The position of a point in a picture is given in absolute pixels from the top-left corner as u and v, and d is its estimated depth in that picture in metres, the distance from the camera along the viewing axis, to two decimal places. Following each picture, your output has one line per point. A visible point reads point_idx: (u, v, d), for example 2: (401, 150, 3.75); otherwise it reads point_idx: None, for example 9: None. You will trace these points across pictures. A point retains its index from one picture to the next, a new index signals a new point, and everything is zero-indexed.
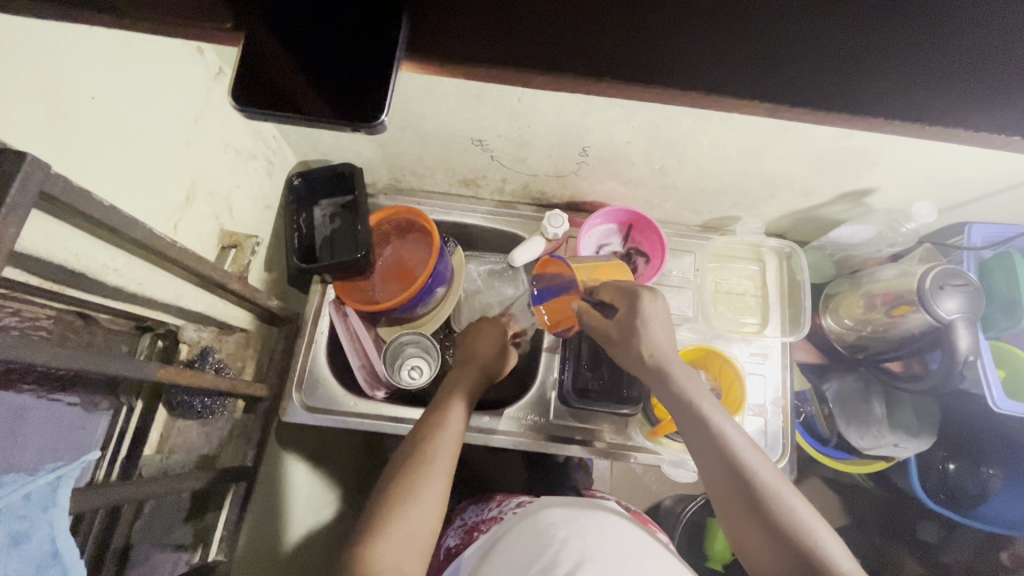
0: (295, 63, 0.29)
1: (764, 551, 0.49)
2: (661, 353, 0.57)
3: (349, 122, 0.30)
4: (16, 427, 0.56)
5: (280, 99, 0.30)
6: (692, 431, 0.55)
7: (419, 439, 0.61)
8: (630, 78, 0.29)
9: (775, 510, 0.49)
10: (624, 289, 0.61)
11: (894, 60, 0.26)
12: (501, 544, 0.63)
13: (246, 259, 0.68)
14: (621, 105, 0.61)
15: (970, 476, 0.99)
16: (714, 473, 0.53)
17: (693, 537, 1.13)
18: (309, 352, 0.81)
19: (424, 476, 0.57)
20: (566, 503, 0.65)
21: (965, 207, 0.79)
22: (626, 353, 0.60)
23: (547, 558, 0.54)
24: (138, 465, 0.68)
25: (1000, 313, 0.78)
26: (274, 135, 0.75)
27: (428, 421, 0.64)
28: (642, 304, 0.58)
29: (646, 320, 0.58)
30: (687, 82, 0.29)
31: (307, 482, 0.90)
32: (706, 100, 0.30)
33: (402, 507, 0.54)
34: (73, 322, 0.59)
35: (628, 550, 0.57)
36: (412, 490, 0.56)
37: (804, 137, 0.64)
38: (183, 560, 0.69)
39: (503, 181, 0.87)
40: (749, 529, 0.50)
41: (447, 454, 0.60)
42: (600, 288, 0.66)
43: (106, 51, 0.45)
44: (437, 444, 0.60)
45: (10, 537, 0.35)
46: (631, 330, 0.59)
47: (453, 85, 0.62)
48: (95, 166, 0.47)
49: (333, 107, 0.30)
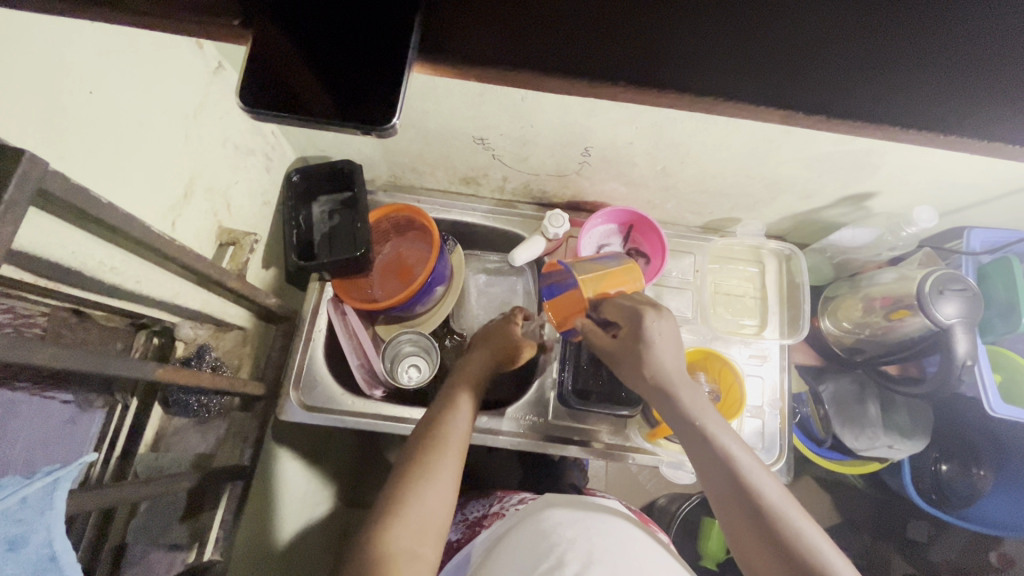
0: (305, 62, 0.28)
1: (767, 565, 0.49)
2: (665, 369, 0.57)
3: (357, 127, 0.29)
4: (5, 421, 0.54)
5: (289, 98, 0.29)
6: (696, 446, 0.55)
7: (431, 427, 0.60)
8: (643, 84, 0.28)
9: (781, 524, 0.49)
10: (628, 309, 0.61)
11: (913, 71, 0.26)
12: (503, 543, 0.62)
13: (244, 257, 0.68)
14: (626, 106, 0.61)
15: (960, 477, 1.01)
16: (717, 484, 0.53)
17: (687, 534, 1.14)
18: (306, 350, 0.81)
19: (438, 462, 0.56)
20: (569, 503, 0.65)
21: (964, 212, 0.80)
22: (628, 368, 0.60)
23: (553, 558, 0.54)
24: (132, 464, 0.67)
25: (999, 318, 0.78)
26: (273, 131, 0.74)
27: (441, 407, 0.63)
28: (647, 323, 0.58)
29: (651, 338, 0.58)
30: (704, 89, 0.28)
31: (304, 479, 0.90)
32: (715, 108, 0.30)
33: (414, 494, 0.54)
34: (68, 319, 0.58)
35: (633, 552, 0.57)
36: (422, 476, 0.55)
37: (808, 140, 0.64)
38: (179, 560, 0.68)
39: (503, 180, 0.86)
40: (751, 542, 0.50)
41: (459, 445, 0.59)
42: (605, 307, 0.65)
43: (105, 44, 0.44)
44: (452, 428, 0.60)
45: (7, 541, 0.34)
46: (634, 349, 0.59)
47: (456, 83, 0.62)
48: (93, 162, 0.46)
49: (341, 111, 0.29)
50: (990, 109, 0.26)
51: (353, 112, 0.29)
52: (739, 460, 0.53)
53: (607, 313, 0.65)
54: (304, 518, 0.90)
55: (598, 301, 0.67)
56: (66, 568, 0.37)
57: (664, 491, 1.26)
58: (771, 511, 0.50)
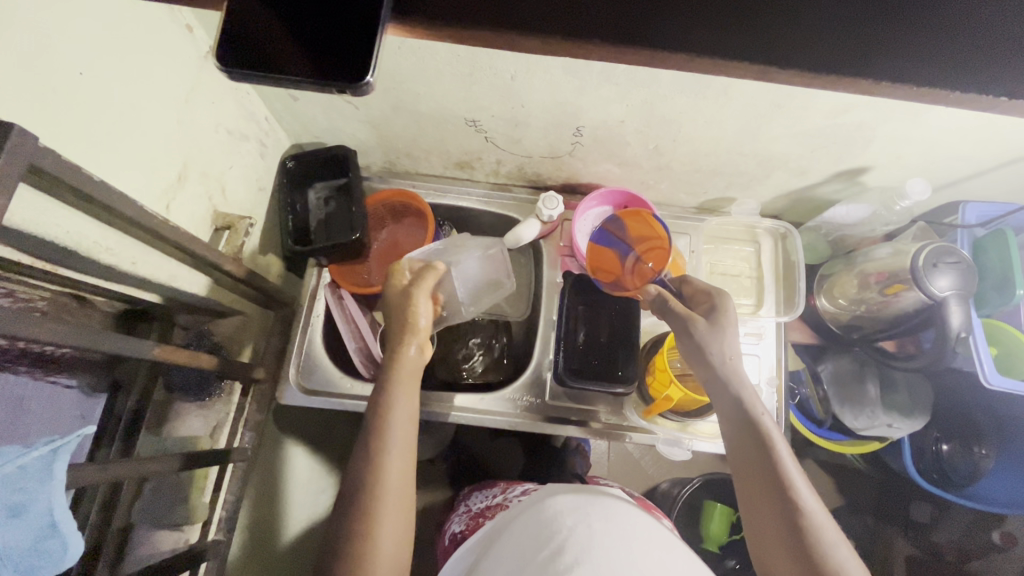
0: (279, 21, 0.29)
1: (782, 558, 0.52)
2: (733, 357, 0.61)
3: (334, 86, 0.29)
4: (17, 419, 0.56)
5: (259, 57, 0.29)
6: (739, 435, 0.58)
7: (363, 468, 0.55)
8: (641, 43, 0.28)
9: (810, 532, 0.51)
10: (706, 290, 0.67)
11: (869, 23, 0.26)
12: (504, 535, 0.63)
13: (239, 240, 0.68)
14: (616, 81, 0.61)
15: (962, 456, 1.01)
16: (752, 475, 0.56)
17: (690, 517, 1.15)
18: (305, 335, 0.81)
19: (384, 496, 0.54)
20: (571, 490, 0.65)
21: (960, 186, 0.79)
22: (692, 350, 0.63)
23: (555, 546, 0.55)
24: (136, 445, 0.69)
25: (994, 291, 0.78)
26: (266, 117, 0.75)
27: (371, 431, 0.58)
28: (725, 305, 0.64)
29: (728, 324, 0.62)
30: (701, 52, 0.28)
31: (310, 471, 0.96)
32: (716, 72, 0.29)
33: (378, 527, 0.52)
34: (69, 304, 0.58)
35: (634, 537, 0.57)
36: (376, 515, 0.53)
37: (799, 113, 0.64)
38: (182, 540, 0.70)
39: (497, 164, 0.86)
40: (771, 546, 0.53)
41: (398, 486, 0.55)
42: (688, 284, 0.70)
43: (94, 23, 0.44)
44: (388, 459, 0.56)
45: (9, 508, 0.35)
46: (710, 333, 0.62)
47: (445, 62, 0.62)
48: (85, 142, 0.47)
49: (312, 70, 0.29)
50: (977, 60, 0.26)
51: (322, 74, 0.29)
52: (788, 466, 0.55)
53: (690, 290, 0.70)
54: (308, 509, 0.94)
55: (680, 277, 0.73)
56: (67, 534, 0.39)
57: (666, 475, 1.28)
58: (801, 517, 0.52)
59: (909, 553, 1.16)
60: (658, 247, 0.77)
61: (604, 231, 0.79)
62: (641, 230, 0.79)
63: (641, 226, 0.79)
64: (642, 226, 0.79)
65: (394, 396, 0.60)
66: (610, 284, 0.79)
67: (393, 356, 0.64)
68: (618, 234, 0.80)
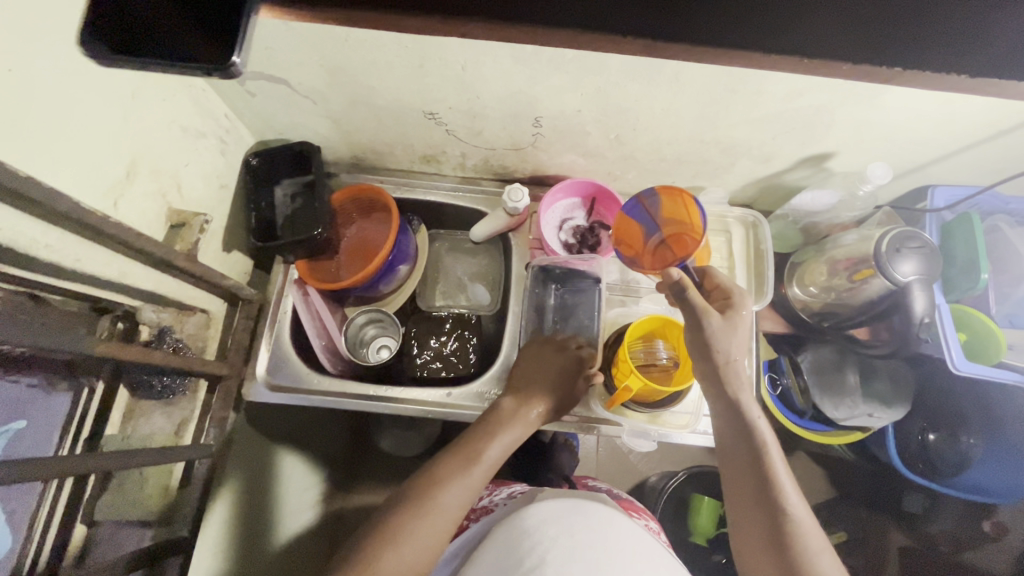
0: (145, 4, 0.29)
1: (763, 557, 0.54)
2: (738, 358, 0.60)
3: (202, 67, 0.29)
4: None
5: (132, 36, 0.29)
6: (733, 437, 0.58)
7: (422, 488, 0.59)
8: (531, 20, 0.28)
9: (793, 535, 0.53)
10: (724, 288, 0.65)
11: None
12: (487, 543, 0.63)
13: (193, 237, 0.67)
14: (563, 68, 0.60)
15: (949, 445, 1.00)
16: (742, 474, 0.57)
17: (677, 512, 1.14)
18: (272, 331, 0.84)
19: (429, 518, 0.57)
20: (556, 496, 0.65)
21: (927, 170, 0.78)
22: (699, 345, 0.61)
23: (535, 559, 0.55)
24: (101, 441, 0.66)
25: (961, 274, 0.76)
26: (225, 114, 0.75)
27: (452, 456, 0.63)
28: (742, 307, 0.62)
29: (738, 325, 0.61)
30: (592, 23, 0.28)
31: (298, 474, 0.99)
32: (617, 48, 0.29)
33: (408, 545, 0.55)
34: (26, 302, 0.56)
35: (626, 547, 0.57)
36: (410, 532, 0.55)
37: (754, 98, 0.63)
38: (146, 535, 0.69)
39: (463, 157, 0.86)
40: (753, 544, 0.55)
41: (453, 513, 0.58)
42: (712, 277, 0.67)
43: (21, 17, 0.44)
44: (450, 486, 0.59)
45: None
46: (725, 334, 0.60)
47: (395, 55, 0.62)
48: (19, 139, 0.47)
49: (187, 52, 0.29)
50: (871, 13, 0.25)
51: (189, 53, 0.29)
52: (776, 469, 0.55)
53: (710, 284, 0.67)
54: (294, 505, 0.99)
55: (702, 268, 0.70)
56: None
57: (654, 470, 1.27)
58: (786, 519, 0.53)
59: (902, 545, 1.14)
60: (686, 234, 0.74)
61: (636, 206, 0.76)
62: (675, 211, 0.76)
63: (675, 208, 0.75)
64: (679, 209, 0.75)
65: (488, 437, 0.64)
66: (630, 259, 0.77)
67: (517, 410, 0.68)
68: (651, 211, 0.77)
